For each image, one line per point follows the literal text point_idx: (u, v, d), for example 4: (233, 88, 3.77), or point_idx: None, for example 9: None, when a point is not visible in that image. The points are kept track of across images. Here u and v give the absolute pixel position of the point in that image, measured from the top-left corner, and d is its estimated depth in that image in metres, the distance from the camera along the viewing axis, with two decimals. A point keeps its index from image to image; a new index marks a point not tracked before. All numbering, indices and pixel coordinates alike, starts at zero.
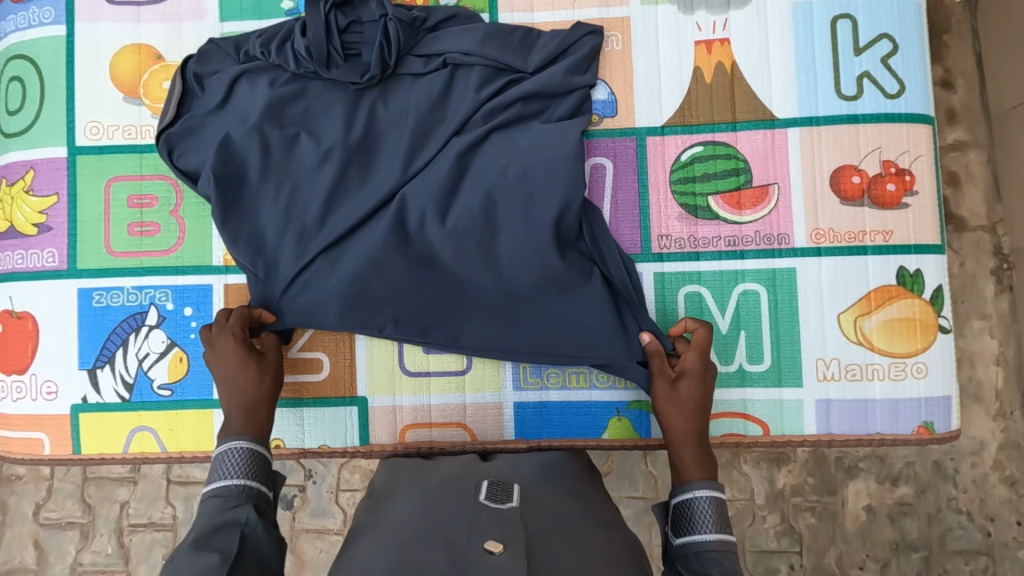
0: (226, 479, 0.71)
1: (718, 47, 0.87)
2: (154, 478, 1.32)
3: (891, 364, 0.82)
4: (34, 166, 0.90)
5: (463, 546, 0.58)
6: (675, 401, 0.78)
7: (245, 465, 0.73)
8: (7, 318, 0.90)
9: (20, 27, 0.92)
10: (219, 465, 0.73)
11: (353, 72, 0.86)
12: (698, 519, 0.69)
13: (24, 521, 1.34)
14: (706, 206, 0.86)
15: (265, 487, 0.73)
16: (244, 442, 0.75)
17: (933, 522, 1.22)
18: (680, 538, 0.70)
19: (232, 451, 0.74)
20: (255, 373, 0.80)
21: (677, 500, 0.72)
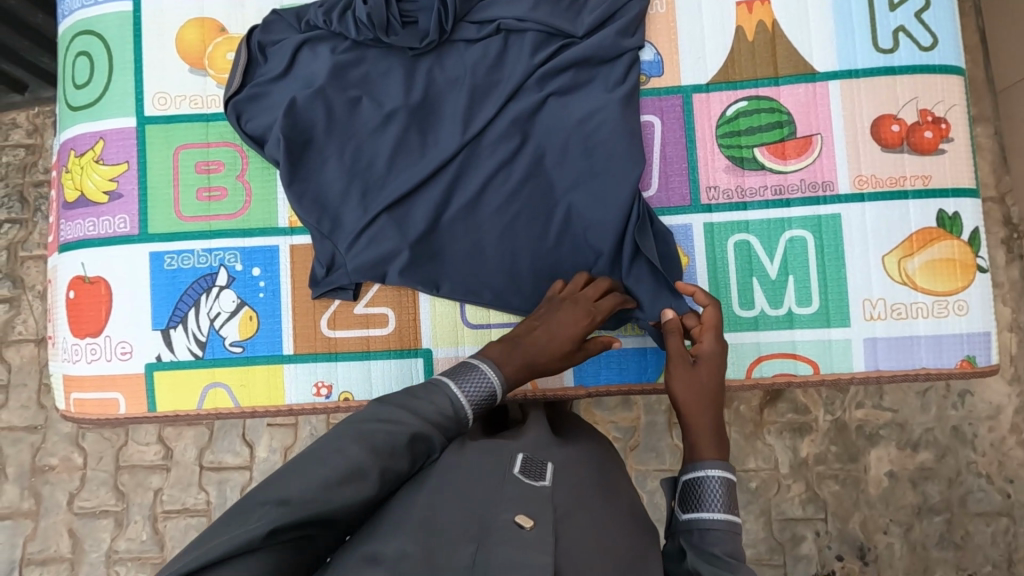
0: (461, 390, 0.72)
1: (758, 6, 0.92)
2: (187, 464, 1.35)
3: (934, 302, 0.87)
4: (104, 137, 0.94)
5: (493, 519, 0.59)
6: (689, 383, 0.81)
7: (480, 396, 0.73)
8: (80, 284, 0.94)
9: (87, 4, 0.96)
10: (472, 373, 0.74)
11: (413, 38, 0.90)
12: (709, 498, 0.72)
13: (59, 510, 1.36)
14: (752, 157, 0.90)
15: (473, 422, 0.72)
16: (498, 380, 0.75)
17: (954, 485, 1.27)
18: (686, 513, 0.72)
19: (486, 378, 0.74)
20: (563, 351, 0.82)
21: (688, 477, 0.75)
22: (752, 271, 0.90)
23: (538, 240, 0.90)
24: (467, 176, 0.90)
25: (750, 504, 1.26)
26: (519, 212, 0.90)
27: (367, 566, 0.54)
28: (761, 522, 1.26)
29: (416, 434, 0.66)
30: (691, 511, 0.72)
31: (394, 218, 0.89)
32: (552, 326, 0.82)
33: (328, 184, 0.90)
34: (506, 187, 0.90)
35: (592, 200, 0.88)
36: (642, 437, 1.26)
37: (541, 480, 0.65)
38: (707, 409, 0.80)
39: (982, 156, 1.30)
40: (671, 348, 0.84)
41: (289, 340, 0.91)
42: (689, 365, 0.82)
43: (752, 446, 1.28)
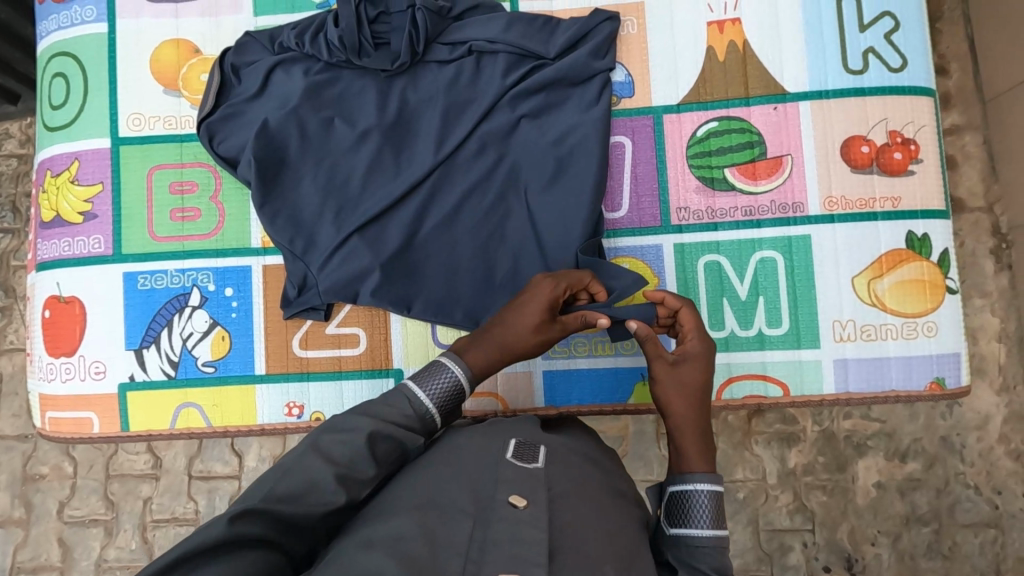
0: (423, 390, 0.71)
1: (730, 26, 0.91)
2: (176, 472, 1.35)
3: (904, 324, 0.86)
4: (79, 157, 0.95)
5: (491, 498, 0.59)
6: (673, 383, 0.78)
7: (444, 394, 0.72)
8: (55, 303, 0.94)
9: (63, 26, 0.96)
10: (434, 371, 0.73)
11: (384, 60, 0.90)
12: (697, 515, 0.69)
13: (50, 519, 1.37)
14: (722, 178, 0.91)
15: (438, 421, 0.71)
16: (459, 371, 0.73)
17: (942, 495, 1.26)
18: (675, 529, 0.70)
19: (449, 373, 0.73)
20: (533, 325, 0.77)
21: (675, 490, 0.72)
22: (723, 291, 0.90)
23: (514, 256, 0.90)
24: (443, 189, 0.90)
25: (737, 514, 1.26)
26: (492, 227, 0.89)
27: (363, 549, 0.53)
28: (749, 531, 1.26)
29: (382, 435, 0.64)
30: (679, 528, 0.69)
31: (368, 236, 0.89)
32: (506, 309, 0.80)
33: (298, 203, 0.90)
34: (481, 204, 0.90)
35: (563, 219, 0.88)
36: (630, 445, 1.26)
37: (536, 463, 0.65)
38: (696, 408, 0.77)
39: (970, 164, 1.29)
40: (649, 349, 0.79)
41: (261, 359, 0.92)
42: (671, 364, 0.79)
43: (740, 456, 1.27)
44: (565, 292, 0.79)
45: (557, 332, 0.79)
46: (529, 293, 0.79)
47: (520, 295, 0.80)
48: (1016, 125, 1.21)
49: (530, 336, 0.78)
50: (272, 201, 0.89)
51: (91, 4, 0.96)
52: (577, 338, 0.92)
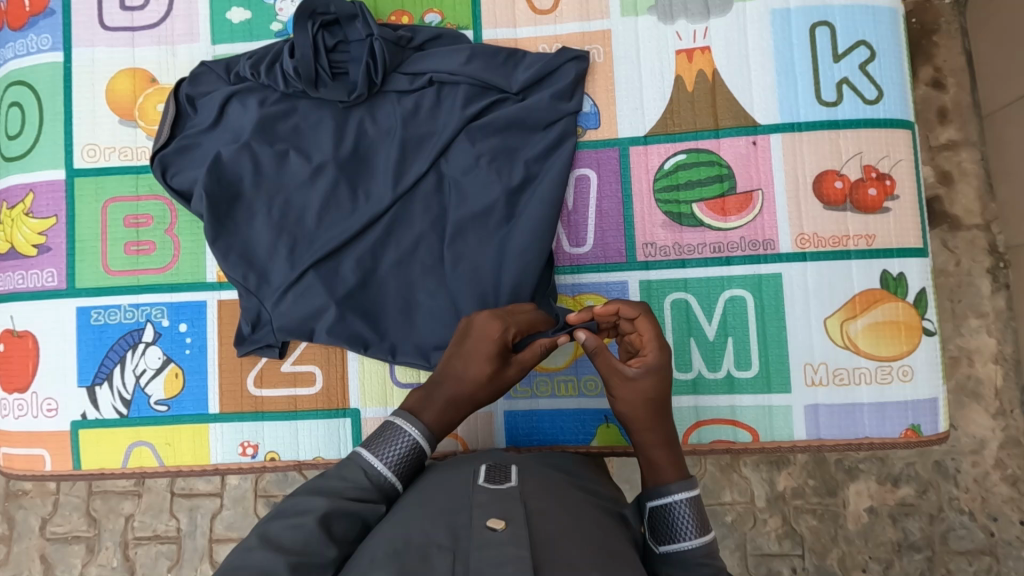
0: (381, 458, 0.68)
1: (699, 55, 0.88)
2: (158, 490, 1.33)
3: (878, 368, 0.83)
4: (34, 189, 0.93)
5: (467, 528, 0.57)
6: (631, 397, 0.71)
7: (402, 459, 0.69)
8: (9, 337, 0.93)
9: (19, 54, 0.95)
10: (389, 435, 0.70)
11: (341, 91, 0.87)
12: (679, 526, 0.64)
13: (32, 536, 1.35)
14: (690, 213, 0.87)
15: (400, 486, 0.68)
16: (417, 432, 0.71)
17: (935, 521, 1.19)
18: (662, 547, 0.65)
19: (405, 435, 0.70)
20: (482, 375, 0.74)
21: (652, 506, 0.66)
22: (690, 331, 0.86)
23: (478, 290, 0.85)
24: (406, 215, 0.87)
25: (724, 539, 1.19)
26: (452, 258, 0.86)
27: None
28: (735, 556, 1.18)
29: (338, 511, 0.60)
30: (666, 545, 0.64)
31: (325, 267, 0.85)
32: (449, 352, 0.77)
33: (253, 237, 0.87)
34: (443, 237, 0.87)
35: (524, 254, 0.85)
36: (616, 466, 1.18)
37: (508, 482, 0.65)
38: (658, 422, 0.72)
39: (967, 181, 1.22)
40: (603, 363, 0.72)
41: (215, 397, 0.89)
42: (628, 378, 0.71)
43: (728, 478, 1.20)
44: (515, 333, 0.75)
45: (512, 373, 0.75)
46: (476, 335, 0.75)
47: (466, 338, 0.76)
48: (1016, 140, 1.15)
49: (480, 388, 0.75)
50: (228, 235, 0.86)
51: (47, 32, 0.94)
52: (539, 378, 0.89)
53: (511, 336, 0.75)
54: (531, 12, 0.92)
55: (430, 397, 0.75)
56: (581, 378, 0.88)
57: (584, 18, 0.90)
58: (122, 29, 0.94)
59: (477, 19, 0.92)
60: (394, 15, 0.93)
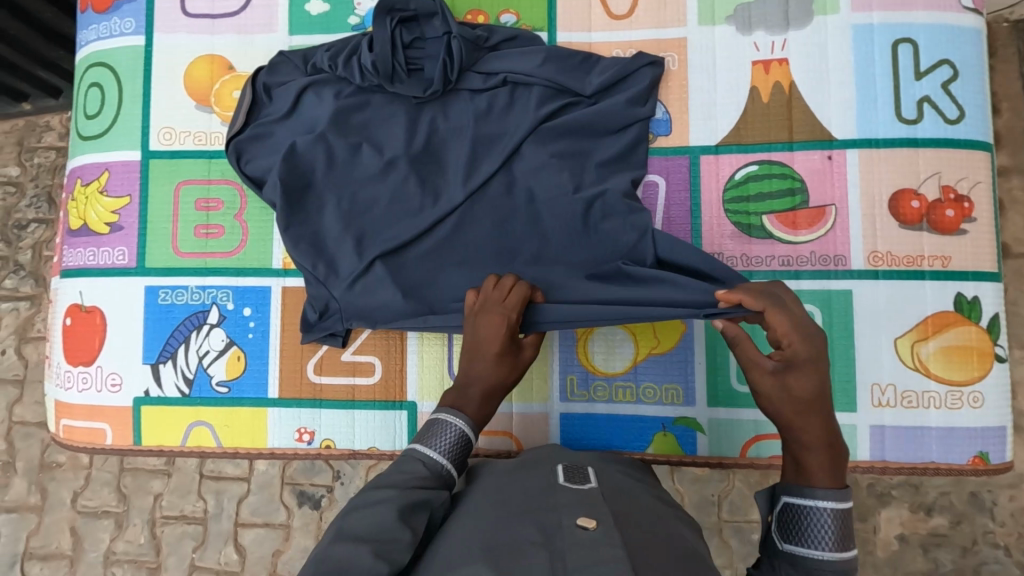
0: (434, 449, 0.69)
1: (776, 67, 0.87)
2: (187, 471, 1.35)
3: (948, 392, 0.81)
4: (109, 168, 0.95)
5: (557, 526, 0.57)
6: (776, 392, 0.67)
7: (453, 448, 0.70)
8: (77, 312, 0.95)
9: (101, 37, 0.97)
10: (436, 430, 0.71)
11: (416, 87, 0.88)
12: (819, 534, 0.60)
13: (63, 508, 1.37)
14: (760, 225, 0.86)
15: (455, 473, 0.69)
16: (461, 421, 0.72)
17: (967, 554, 1.16)
18: (789, 545, 0.61)
19: (452, 426, 0.71)
20: (507, 366, 0.76)
21: (793, 503, 0.62)
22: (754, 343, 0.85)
23: (545, 288, 0.83)
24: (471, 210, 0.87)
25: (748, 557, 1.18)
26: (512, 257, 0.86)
27: None
28: None
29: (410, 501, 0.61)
30: (796, 545, 0.61)
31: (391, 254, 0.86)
32: (464, 360, 0.77)
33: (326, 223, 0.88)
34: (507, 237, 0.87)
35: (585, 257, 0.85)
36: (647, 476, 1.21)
37: (588, 483, 0.65)
38: (813, 421, 0.65)
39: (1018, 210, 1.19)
40: (744, 354, 0.70)
41: (275, 382, 0.91)
42: (771, 371, 0.67)
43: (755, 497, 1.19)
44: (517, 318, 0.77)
45: (531, 354, 0.79)
46: (484, 334, 0.76)
47: (475, 341, 0.76)
48: None
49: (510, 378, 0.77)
50: (300, 221, 0.87)
51: (130, 17, 0.96)
52: (598, 382, 0.89)
53: (514, 323, 0.77)
54: (607, 17, 0.92)
55: (465, 391, 0.75)
56: (639, 385, 0.88)
57: (659, 25, 0.90)
58: (203, 17, 0.96)
59: (552, 21, 0.92)
60: (469, 14, 0.94)
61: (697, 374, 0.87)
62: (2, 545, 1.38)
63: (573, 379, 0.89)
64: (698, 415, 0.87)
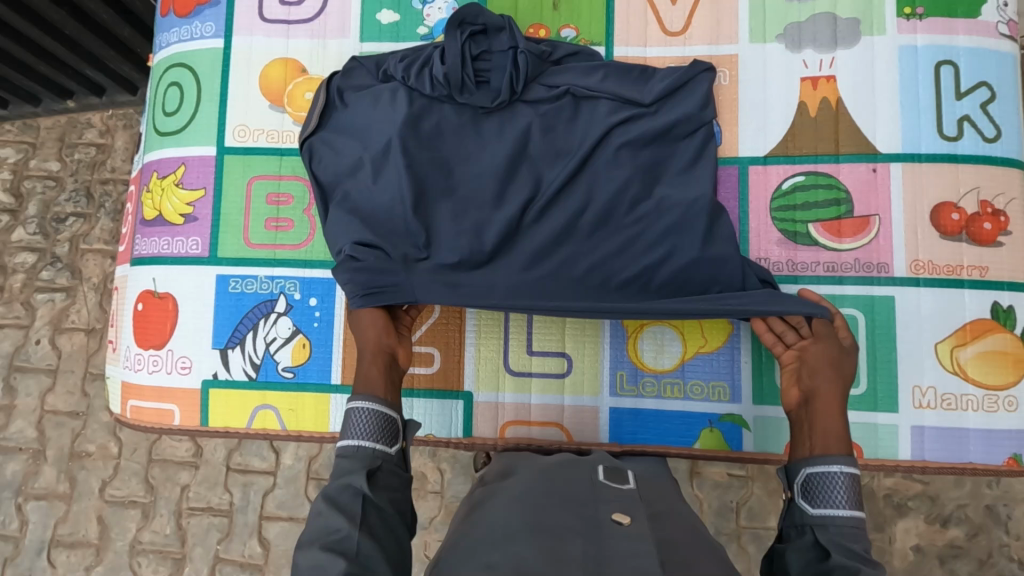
0: (352, 436, 0.73)
1: (824, 83, 0.93)
2: (215, 464, 1.38)
3: (985, 396, 0.85)
4: (186, 162, 1.01)
5: (595, 519, 0.60)
6: (822, 365, 0.80)
7: (369, 430, 0.74)
8: (149, 298, 0.99)
9: (182, 39, 1.03)
10: (350, 420, 0.75)
11: (485, 98, 0.93)
12: (837, 494, 0.70)
13: (91, 497, 1.40)
14: (806, 232, 0.91)
15: (390, 447, 0.74)
16: (369, 404, 0.75)
17: (983, 567, 1.19)
18: (815, 508, 0.71)
19: (361, 415, 0.74)
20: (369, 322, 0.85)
21: (813, 471, 0.73)
22: None
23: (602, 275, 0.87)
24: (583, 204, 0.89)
25: None
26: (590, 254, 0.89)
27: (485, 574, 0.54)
28: None
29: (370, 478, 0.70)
30: (821, 508, 0.70)
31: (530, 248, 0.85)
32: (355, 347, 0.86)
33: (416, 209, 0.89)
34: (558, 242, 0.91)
35: (660, 253, 0.87)
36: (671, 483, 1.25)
37: (627, 484, 0.68)
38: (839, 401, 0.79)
39: None
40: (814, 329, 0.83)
41: (339, 369, 0.95)
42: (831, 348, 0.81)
43: (775, 504, 1.22)
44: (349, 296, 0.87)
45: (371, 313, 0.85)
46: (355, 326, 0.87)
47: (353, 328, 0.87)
48: None
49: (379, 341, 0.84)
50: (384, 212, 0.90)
51: (211, 21, 1.02)
52: (647, 379, 0.93)
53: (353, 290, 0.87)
54: (662, 33, 0.97)
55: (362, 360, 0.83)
56: (688, 382, 0.92)
57: (713, 42, 0.96)
58: (280, 22, 1.02)
59: (610, 36, 0.98)
60: (532, 27, 0.99)
61: (744, 373, 0.91)
62: (29, 531, 1.40)
63: (623, 375, 0.93)
64: (744, 413, 0.91)
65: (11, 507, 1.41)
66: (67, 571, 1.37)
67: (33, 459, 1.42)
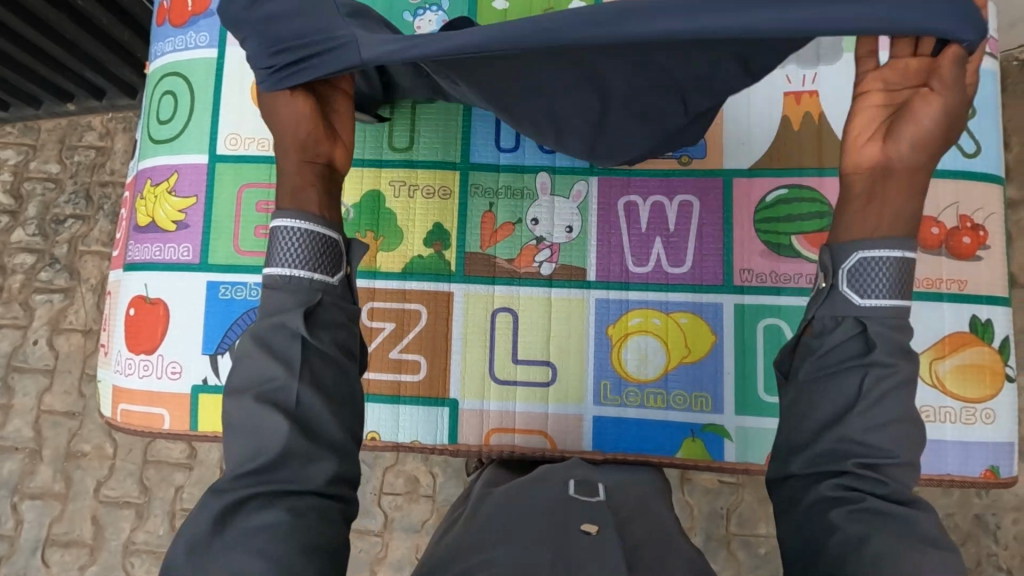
0: (280, 262, 0.62)
1: (807, 98, 0.95)
2: (210, 465, 1.40)
3: (963, 408, 0.86)
4: (178, 170, 1.02)
5: (564, 527, 0.61)
6: (918, 135, 0.59)
7: (301, 254, 0.62)
8: (141, 303, 1.01)
9: (176, 48, 1.05)
10: (276, 240, 0.63)
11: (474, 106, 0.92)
12: (881, 280, 0.60)
13: (87, 496, 1.41)
14: (789, 244, 0.93)
15: (328, 275, 0.63)
16: (295, 219, 0.62)
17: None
18: (854, 295, 0.61)
19: (291, 231, 0.62)
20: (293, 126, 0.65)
21: (852, 262, 0.61)
22: None
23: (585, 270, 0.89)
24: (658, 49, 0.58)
25: (755, 569, 1.22)
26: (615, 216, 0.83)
27: None
28: None
29: (325, 356, 0.61)
30: (858, 299, 0.61)
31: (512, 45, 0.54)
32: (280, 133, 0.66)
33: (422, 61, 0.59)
34: None
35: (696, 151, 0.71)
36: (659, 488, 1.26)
37: (597, 497, 0.70)
38: (917, 179, 0.61)
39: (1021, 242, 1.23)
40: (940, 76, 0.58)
41: None
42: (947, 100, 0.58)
43: (764, 510, 1.24)
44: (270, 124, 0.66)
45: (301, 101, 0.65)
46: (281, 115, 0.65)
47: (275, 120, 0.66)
48: None
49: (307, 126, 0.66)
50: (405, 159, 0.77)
51: (204, 31, 1.04)
52: (630, 388, 0.94)
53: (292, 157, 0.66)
54: None
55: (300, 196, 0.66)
56: (670, 392, 0.93)
57: None
58: None
59: None
60: None
61: (725, 383, 0.93)
62: (25, 530, 1.41)
63: (607, 385, 0.95)
64: (726, 423, 0.92)
65: (7, 506, 1.42)
66: (61, 570, 1.38)
67: (29, 458, 1.43)
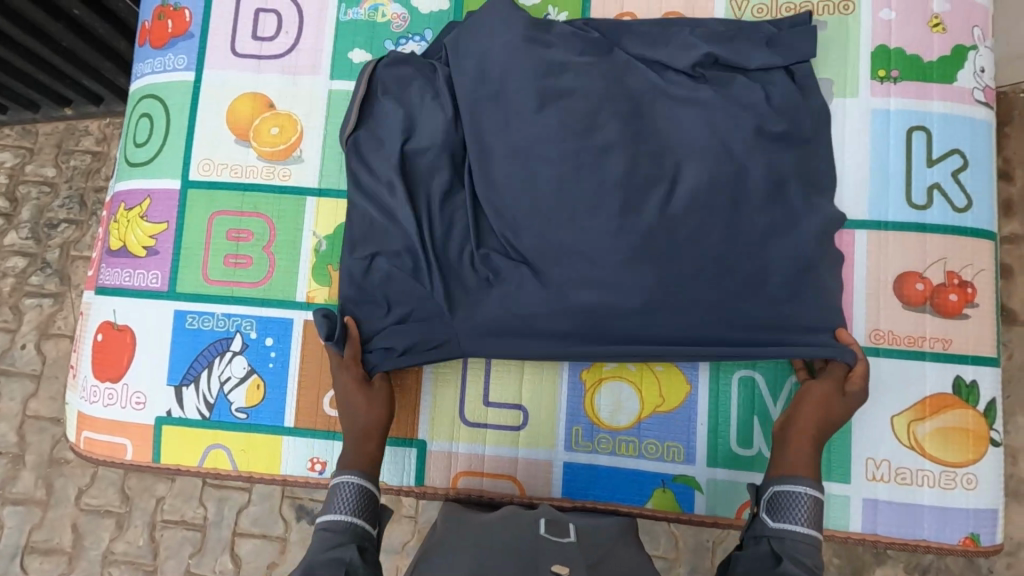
0: (336, 511, 0.79)
1: None
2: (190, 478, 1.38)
3: (943, 472, 0.83)
4: (151, 195, 1.00)
5: (532, 567, 0.61)
6: (814, 396, 0.81)
7: (354, 507, 0.80)
8: (108, 330, 0.99)
9: (155, 70, 1.03)
10: (335, 494, 0.81)
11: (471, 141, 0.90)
12: (795, 512, 0.74)
13: (67, 504, 1.39)
14: None
15: (372, 528, 0.80)
16: (357, 477, 0.82)
17: None
18: (775, 522, 0.75)
19: (348, 487, 0.81)
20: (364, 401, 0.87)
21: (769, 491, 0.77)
22: (754, 410, 0.89)
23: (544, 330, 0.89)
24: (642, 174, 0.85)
25: None
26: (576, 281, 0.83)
27: None
28: None
29: None
30: (777, 521, 0.75)
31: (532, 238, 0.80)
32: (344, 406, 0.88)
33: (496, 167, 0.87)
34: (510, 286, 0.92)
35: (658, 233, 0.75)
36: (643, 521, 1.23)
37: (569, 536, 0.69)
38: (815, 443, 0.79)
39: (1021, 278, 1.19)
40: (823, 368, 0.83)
41: (292, 413, 0.95)
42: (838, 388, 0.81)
43: None
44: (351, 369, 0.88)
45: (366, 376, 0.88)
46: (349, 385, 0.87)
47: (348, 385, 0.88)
48: None
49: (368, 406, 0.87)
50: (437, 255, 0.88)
51: (183, 54, 1.03)
52: (602, 435, 0.92)
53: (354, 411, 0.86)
54: None
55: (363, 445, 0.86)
56: (641, 441, 0.91)
57: None
58: (250, 57, 1.02)
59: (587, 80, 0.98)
60: None
61: (698, 436, 0.90)
62: (5, 536, 1.39)
63: (579, 430, 0.92)
64: (697, 476, 0.90)
65: None
66: None
67: (12, 463, 1.41)
